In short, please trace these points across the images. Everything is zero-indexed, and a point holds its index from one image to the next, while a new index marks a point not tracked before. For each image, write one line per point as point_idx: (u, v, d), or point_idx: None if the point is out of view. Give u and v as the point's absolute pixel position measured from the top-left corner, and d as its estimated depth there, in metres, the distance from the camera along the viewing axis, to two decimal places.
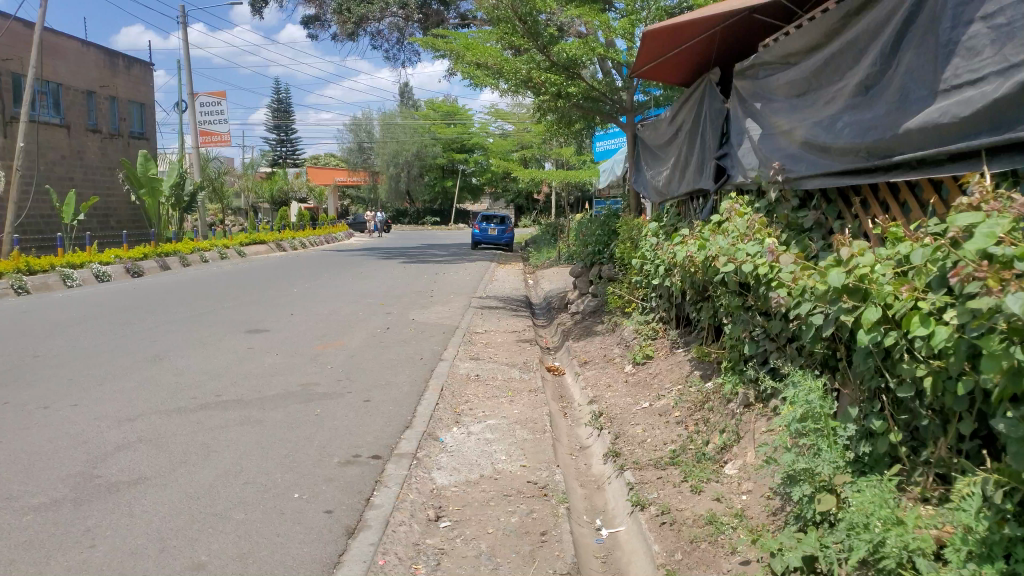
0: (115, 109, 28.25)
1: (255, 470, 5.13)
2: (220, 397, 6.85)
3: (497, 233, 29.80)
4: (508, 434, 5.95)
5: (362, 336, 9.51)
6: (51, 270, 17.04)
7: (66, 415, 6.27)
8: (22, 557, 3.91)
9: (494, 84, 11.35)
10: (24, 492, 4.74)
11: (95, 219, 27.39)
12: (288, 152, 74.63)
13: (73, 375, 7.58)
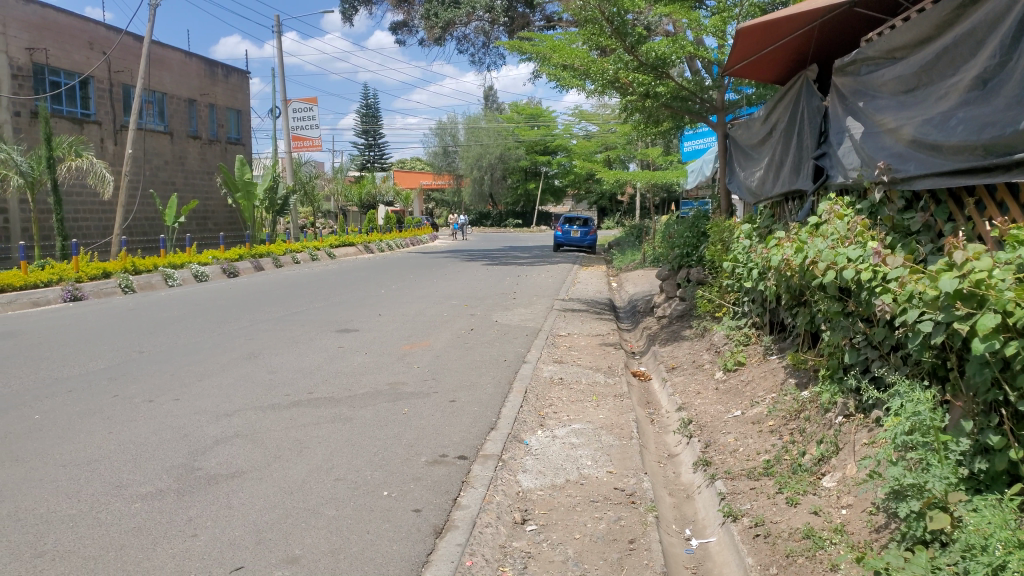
0: (214, 116, 29.59)
1: (346, 467, 5.25)
2: (312, 394, 7.05)
3: (580, 236, 29.63)
4: (594, 439, 5.89)
5: (447, 337, 9.61)
6: (154, 270, 17.96)
7: (169, 408, 6.59)
8: (132, 543, 4.12)
9: (580, 85, 11.29)
10: (132, 480, 5.00)
11: (195, 221, 28.73)
12: (377, 156, 76.41)
13: (176, 370, 7.95)
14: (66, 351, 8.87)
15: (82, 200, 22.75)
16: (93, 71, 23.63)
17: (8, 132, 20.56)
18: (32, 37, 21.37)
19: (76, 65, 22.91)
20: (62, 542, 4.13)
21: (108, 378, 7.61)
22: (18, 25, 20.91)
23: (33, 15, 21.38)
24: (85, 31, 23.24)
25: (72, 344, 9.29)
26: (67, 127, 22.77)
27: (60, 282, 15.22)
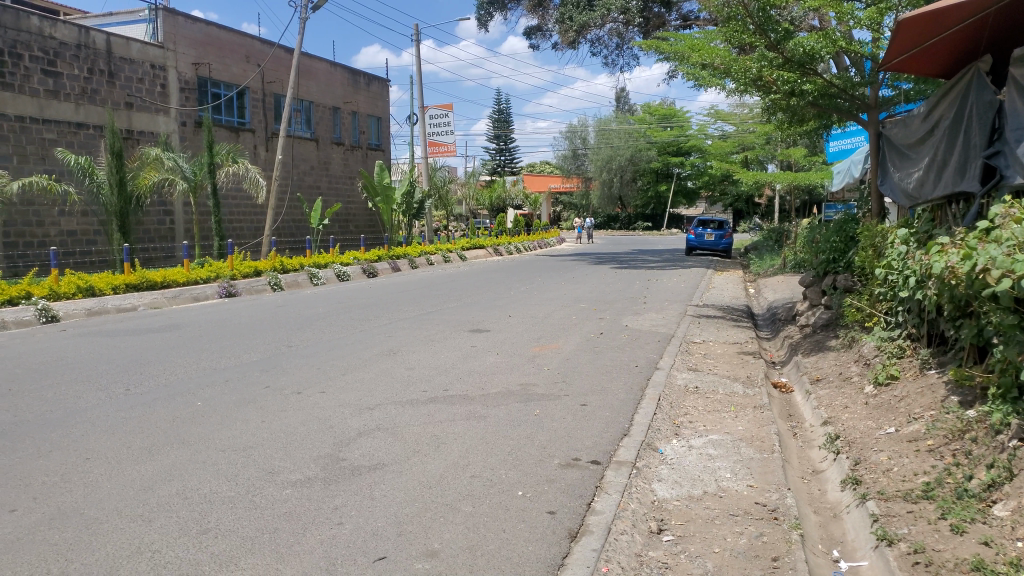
0: (356, 123, 31.02)
1: (481, 465, 5.33)
2: (447, 392, 7.23)
3: (714, 239, 28.83)
4: (733, 450, 5.69)
5: (578, 340, 9.60)
6: (301, 270, 19.03)
7: (316, 400, 6.96)
8: (285, 527, 4.36)
9: (720, 84, 10.92)
10: (284, 467, 5.30)
11: (337, 223, 30.23)
12: (507, 161, 77.52)
13: (322, 364, 8.39)
14: (224, 343, 9.55)
15: (237, 204, 24.47)
16: (249, 82, 25.35)
17: (175, 141, 22.44)
18: (198, 53, 23.18)
19: (234, 77, 24.64)
20: (223, 521, 4.43)
21: (261, 370, 8.12)
22: (186, 42, 22.73)
23: (198, 33, 23.18)
24: (243, 46, 24.99)
25: (228, 337, 10.01)
26: (226, 135, 24.55)
27: (217, 280, 16.47)
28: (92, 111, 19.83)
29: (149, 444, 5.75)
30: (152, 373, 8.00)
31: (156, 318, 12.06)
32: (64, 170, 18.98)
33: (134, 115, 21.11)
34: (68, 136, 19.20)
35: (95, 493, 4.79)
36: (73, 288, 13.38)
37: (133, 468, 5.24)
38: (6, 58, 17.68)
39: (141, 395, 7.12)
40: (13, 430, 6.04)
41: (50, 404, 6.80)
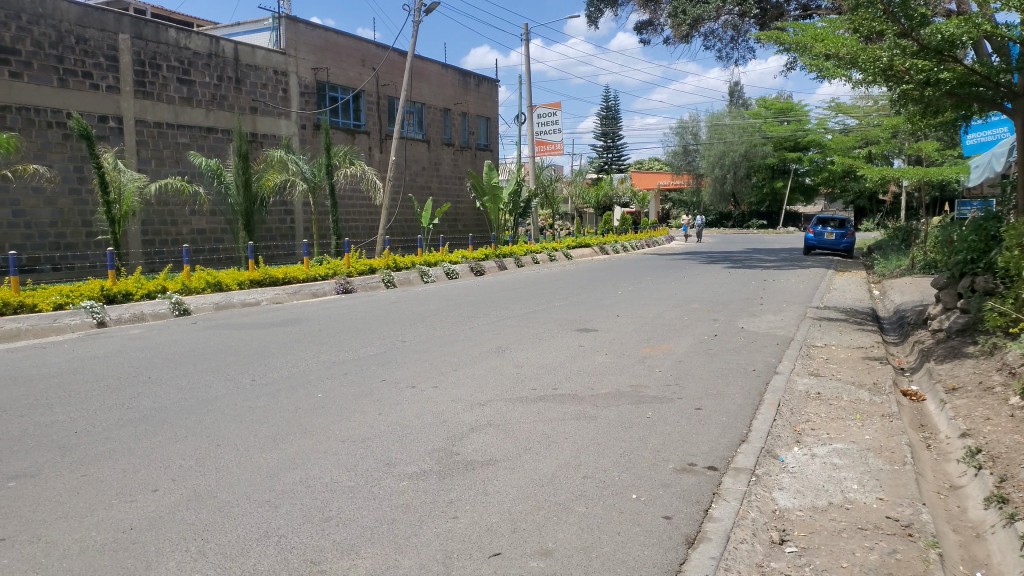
0: (465, 124, 31.55)
1: (594, 465, 5.28)
2: (556, 390, 7.21)
3: (835, 238, 27.56)
4: (861, 461, 5.39)
5: (690, 342, 9.38)
6: (412, 268, 19.52)
7: (429, 394, 7.11)
8: (403, 518, 4.46)
9: (845, 75, 10.18)
10: (400, 459, 5.43)
11: (447, 223, 30.81)
12: (615, 158, 76.77)
13: (434, 359, 8.56)
14: (340, 337, 9.92)
15: (352, 204, 25.36)
16: (364, 85, 26.23)
17: (295, 144, 23.48)
18: (317, 58, 24.18)
19: (351, 80, 25.54)
20: (344, 509, 4.57)
21: (376, 364, 8.39)
22: (307, 48, 23.75)
23: (318, 39, 24.18)
24: (359, 50, 25.86)
25: (345, 332, 10.38)
26: (342, 137, 25.50)
27: (334, 277, 17.12)
28: (221, 116, 21.04)
29: (274, 432, 6.04)
30: (276, 365, 8.41)
31: (278, 312, 12.67)
32: (196, 172, 20.25)
33: (259, 119, 22.25)
34: (200, 140, 20.44)
35: (227, 478, 5.06)
36: (203, 283, 14.22)
37: (259, 455, 5.49)
38: (147, 68, 19.00)
39: (267, 386, 7.48)
40: (153, 415, 6.49)
41: (185, 392, 7.26)
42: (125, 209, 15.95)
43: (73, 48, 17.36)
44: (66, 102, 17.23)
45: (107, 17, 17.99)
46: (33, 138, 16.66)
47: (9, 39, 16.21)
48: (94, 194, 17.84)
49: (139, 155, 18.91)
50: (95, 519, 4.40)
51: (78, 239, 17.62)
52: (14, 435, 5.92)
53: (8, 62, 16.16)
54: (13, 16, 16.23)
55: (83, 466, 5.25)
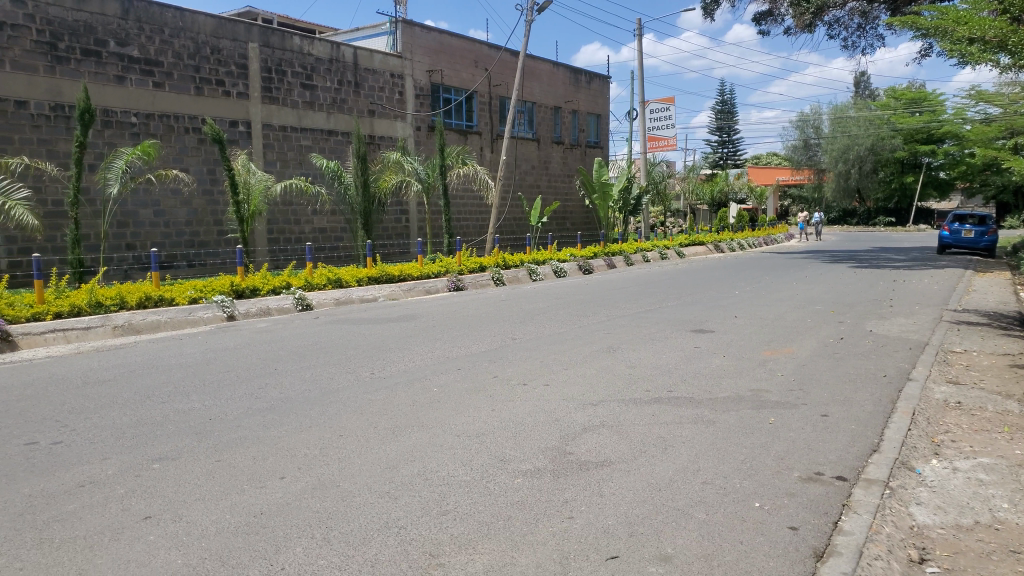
0: (576, 122, 31.47)
1: (714, 471, 5.12)
2: (672, 393, 7.04)
3: (974, 236, 25.72)
4: (1010, 478, 4.97)
5: (813, 345, 8.96)
6: (521, 266, 19.64)
7: (541, 392, 7.10)
8: (518, 516, 4.46)
9: (991, 61, 9.65)
10: (514, 456, 5.44)
11: (556, 221, 30.82)
12: (730, 153, 74.65)
13: (546, 357, 8.56)
14: (454, 334, 10.08)
15: (464, 203, 25.77)
16: (477, 86, 26.65)
17: (410, 145, 24.12)
18: (432, 60, 24.77)
19: (464, 81, 26.01)
20: (461, 504, 4.62)
21: (489, 360, 8.48)
22: (422, 51, 24.35)
23: (433, 41, 24.75)
24: (472, 51, 26.29)
25: (458, 328, 10.53)
26: (455, 138, 25.96)
27: (446, 274, 17.45)
28: (341, 119, 21.87)
29: (393, 425, 6.19)
30: (393, 359, 8.64)
31: (394, 308, 13.04)
32: (317, 173, 21.13)
33: (376, 121, 22.99)
34: (321, 142, 21.31)
35: (348, 468, 5.23)
36: (324, 280, 14.79)
37: (380, 447, 5.65)
38: (274, 75, 19.97)
39: (384, 379, 7.70)
40: (280, 405, 6.79)
41: (309, 384, 7.57)
42: (253, 208, 16.82)
43: (208, 58, 18.47)
44: (202, 109, 18.35)
45: (238, 27, 19.05)
46: (172, 143, 17.84)
47: (153, 52, 17.43)
48: (225, 195, 18.93)
49: (266, 157, 19.92)
50: (228, 503, 4.64)
51: (210, 237, 18.74)
52: (156, 420, 6.34)
53: (151, 73, 17.39)
54: (156, 29, 17.44)
55: (218, 452, 5.55)
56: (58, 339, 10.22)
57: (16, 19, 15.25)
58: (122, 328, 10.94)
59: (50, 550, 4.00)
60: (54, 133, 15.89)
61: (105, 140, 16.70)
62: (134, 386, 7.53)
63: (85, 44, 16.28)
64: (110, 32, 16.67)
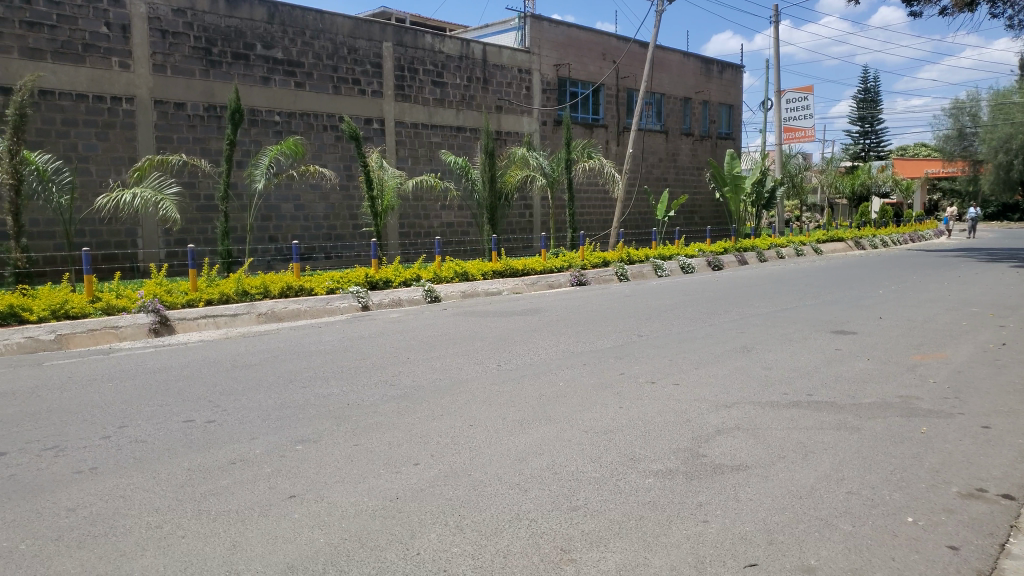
0: (706, 113, 30.60)
1: (860, 481, 4.81)
2: (812, 397, 6.69)
3: None
4: None
5: (971, 351, 8.27)
6: (647, 261, 19.32)
7: (671, 391, 6.94)
8: (650, 516, 4.36)
9: None
10: (645, 455, 5.33)
11: (683, 215, 30.10)
12: (874, 144, 70.29)
13: (675, 356, 8.36)
14: (581, 329, 10.02)
15: (588, 197, 25.65)
16: (604, 79, 26.45)
17: (536, 140, 24.25)
18: (560, 54, 24.83)
19: (591, 75, 25.90)
20: (591, 500, 4.58)
21: (616, 356, 8.38)
22: (550, 45, 24.46)
23: (560, 35, 24.81)
24: (600, 44, 26.13)
25: (584, 323, 10.47)
26: (581, 131, 25.87)
27: (571, 268, 17.42)
28: (470, 115, 22.28)
29: (521, 417, 6.22)
30: (520, 352, 8.69)
31: (520, 302, 13.12)
32: (445, 169, 21.63)
33: (503, 116, 23.25)
34: (450, 139, 21.80)
35: (480, 457, 5.30)
36: (452, 273, 15.11)
37: (509, 438, 5.69)
38: (406, 73, 20.59)
39: (512, 371, 7.76)
40: (412, 393, 7.00)
41: (439, 373, 7.75)
42: (386, 203, 17.40)
43: (345, 58, 19.28)
44: (339, 107, 19.18)
45: (374, 28, 19.78)
46: (312, 141, 18.76)
47: (295, 53, 18.37)
48: (359, 190, 19.73)
49: (398, 154, 20.58)
50: (366, 486, 4.81)
51: (346, 231, 19.60)
52: (299, 403, 6.69)
53: (294, 74, 18.33)
54: (298, 32, 18.38)
55: (355, 436, 5.77)
56: (209, 325, 10.98)
57: (176, 27, 16.46)
58: (266, 315, 11.60)
59: (208, 521, 4.29)
60: (207, 132, 17.07)
61: (252, 139, 17.76)
62: (279, 370, 7.97)
63: (236, 48, 17.37)
64: (258, 36, 17.71)
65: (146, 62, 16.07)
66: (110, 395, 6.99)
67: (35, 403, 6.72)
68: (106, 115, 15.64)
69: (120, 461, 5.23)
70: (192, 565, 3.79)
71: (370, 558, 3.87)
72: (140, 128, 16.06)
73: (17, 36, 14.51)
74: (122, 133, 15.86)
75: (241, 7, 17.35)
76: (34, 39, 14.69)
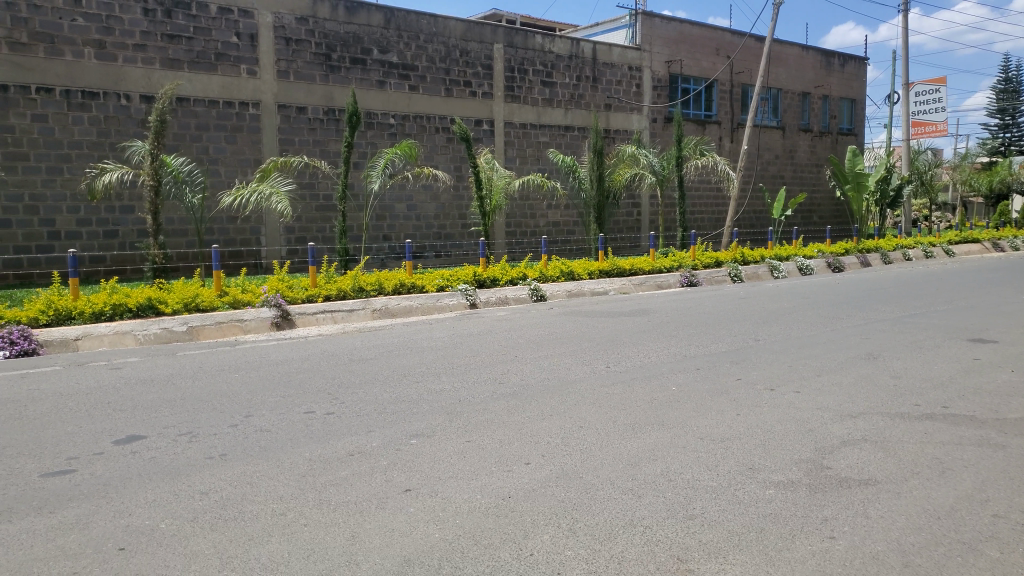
0: (826, 108, 29.27)
1: (1007, 504, 4.44)
2: (948, 410, 6.24)
3: None
4: None
5: None
6: (762, 262, 18.69)
7: (791, 400, 6.64)
8: (771, 530, 4.18)
9: None
10: (765, 466, 5.12)
11: (801, 214, 28.86)
12: (1015, 138, 65.11)
13: (794, 362, 8.01)
14: (693, 331, 9.77)
15: (700, 196, 25.04)
16: (717, 75, 25.76)
17: (646, 137, 23.88)
18: (671, 51, 24.38)
19: (704, 71, 25.30)
20: (708, 510, 4.43)
21: (731, 361, 8.12)
22: (661, 42, 24.07)
23: (672, 32, 24.36)
24: (713, 39, 25.50)
25: (696, 325, 10.22)
26: (693, 128, 25.28)
27: (681, 269, 17.08)
28: (578, 114, 22.19)
29: (633, 421, 6.11)
30: (630, 354, 8.57)
31: (628, 302, 12.93)
32: (553, 168, 21.63)
33: (613, 114, 23.04)
34: (559, 138, 21.79)
35: (591, 460, 5.24)
36: (558, 272, 15.09)
37: (621, 441, 5.60)
38: (516, 74, 20.74)
39: (622, 374, 7.65)
40: (523, 392, 7.01)
41: (547, 373, 7.73)
42: (494, 203, 17.57)
43: (457, 60, 19.62)
44: (450, 109, 19.53)
45: (485, 29, 20.03)
46: (424, 142, 19.20)
47: (410, 57, 18.84)
48: (469, 190, 20.03)
49: (507, 154, 20.75)
50: (479, 483, 4.84)
51: (455, 230, 19.94)
52: (412, 398, 6.82)
53: (408, 77, 18.80)
54: (413, 36, 18.84)
55: (467, 433, 5.83)
56: (327, 319, 11.41)
57: (299, 35, 17.21)
58: (380, 311, 11.94)
59: (329, 511, 4.42)
60: (326, 135, 17.77)
61: (368, 141, 18.35)
62: (393, 365, 8.18)
63: (354, 53, 17.99)
64: (375, 41, 18.27)
65: (272, 68, 16.88)
66: (237, 385, 7.37)
67: (170, 391, 7.15)
68: (235, 119, 16.53)
69: (248, 449, 5.50)
70: (314, 553, 3.91)
71: (484, 557, 3.88)
72: (265, 131, 16.89)
73: (159, 48, 15.57)
74: (248, 136, 16.72)
75: (359, 13, 17.96)
76: (173, 50, 15.71)
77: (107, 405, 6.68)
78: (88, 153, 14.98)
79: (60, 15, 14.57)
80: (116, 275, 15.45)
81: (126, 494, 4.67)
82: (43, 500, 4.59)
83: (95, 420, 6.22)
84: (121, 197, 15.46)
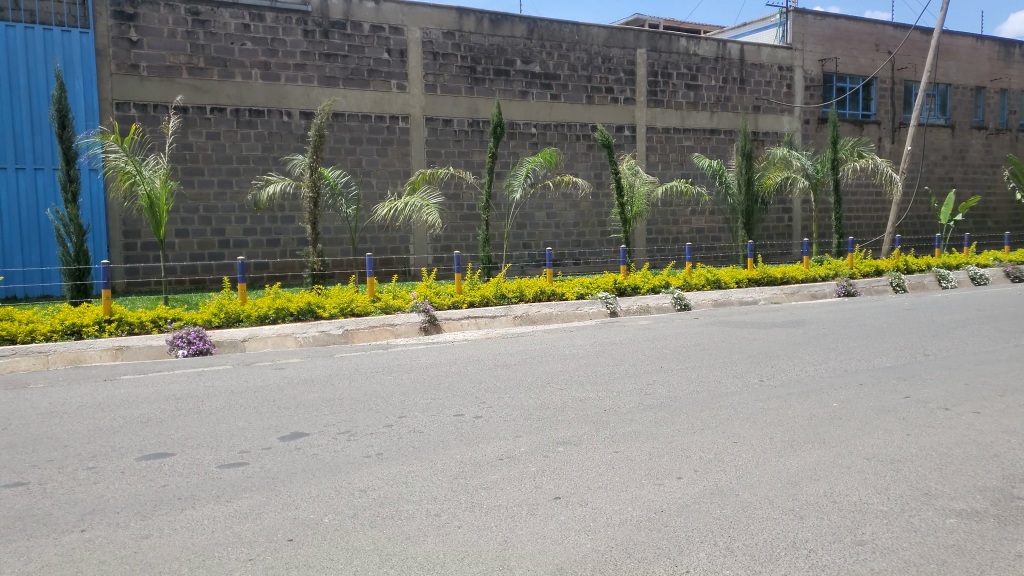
0: (1004, 103, 26.78)
1: None
2: None
3: None
4: None
5: None
6: (928, 271, 17.37)
7: (972, 421, 6.06)
8: (955, 562, 3.83)
9: None
10: (944, 492, 4.70)
11: (973, 219, 26.53)
12: None
13: (973, 380, 7.33)
14: (854, 344, 9.16)
15: (856, 201, 23.60)
16: (877, 72, 24.24)
17: (797, 140, 22.81)
18: (826, 48, 23.19)
19: (862, 68, 23.87)
20: (880, 536, 4.12)
21: (898, 377, 7.54)
22: (814, 40, 22.96)
23: (827, 28, 23.17)
24: (872, 34, 24.05)
25: (856, 338, 9.60)
26: (849, 129, 23.89)
27: (836, 278, 16.17)
28: (725, 117, 21.55)
29: (791, 438, 5.80)
30: (783, 367, 8.17)
31: (779, 313, 12.34)
32: (698, 173, 21.10)
33: (761, 117, 22.18)
34: (703, 142, 21.24)
35: (747, 477, 5.01)
36: (703, 280, 14.66)
37: (778, 459, 5.33)
38: (659, 78, 20.44)
39: (775, 388, 7.28)
40: (671, 404, 6.83)
41: (695, 385, 7.49)
42: (636, 210, 17.34)
43: (600, 67, 19.59)
44: (592, 116, 19.52)
45: (628, 35, 19.91)
46: (565, 150, 19.28)
47: (552, 66, 19.02)
48: (610, 197, 19.93)
49: (649, 160, 20.44)
50: (629, 495, 4.75)
51: (595, 238, 19.85)
52: (558, 405, 6.82)
53: (550, 86, 18.99)
54: (556, 45, 19.02)
55: (615, 443, 5.74)
56: (471, 325, 11.68)
57: (446, 49, 17.81)
58: (521, 318, 12.10)
59: (481, 514, 4.49)
60: (471, 145, 18.26)
61: (511, 150, 18.67)
62: (538, 372, 8.20)
63: (498, 64, 18.39)
64: (518, 52, 18.61)
65: (420, 82, 17.54)
66: (390, 387, 7.65)
67: (329, 391, 7.54)
68: (386, 133, 17.29)
69: (403, 449, 5.70)
70: (469, 555, 3.98)
71: (639, 570, 3.80)
72: (414, 143, 17.57)
73: (318, 67, 16.57)
74: (399, 148, 17.44)
75: (504, 25, 18.33)
76: (330, 69, 16.68)
77: (273, 403, 7.14)
78: (254, 167, 16.14)
79: (232, 41, 15.84)
80: (278, 280, 16.57)
81: (291, 488, 4.95)
82: (220, 489, 4.95)
83: (264, 417, 6.65)
84: (284, 207, 16.56)
